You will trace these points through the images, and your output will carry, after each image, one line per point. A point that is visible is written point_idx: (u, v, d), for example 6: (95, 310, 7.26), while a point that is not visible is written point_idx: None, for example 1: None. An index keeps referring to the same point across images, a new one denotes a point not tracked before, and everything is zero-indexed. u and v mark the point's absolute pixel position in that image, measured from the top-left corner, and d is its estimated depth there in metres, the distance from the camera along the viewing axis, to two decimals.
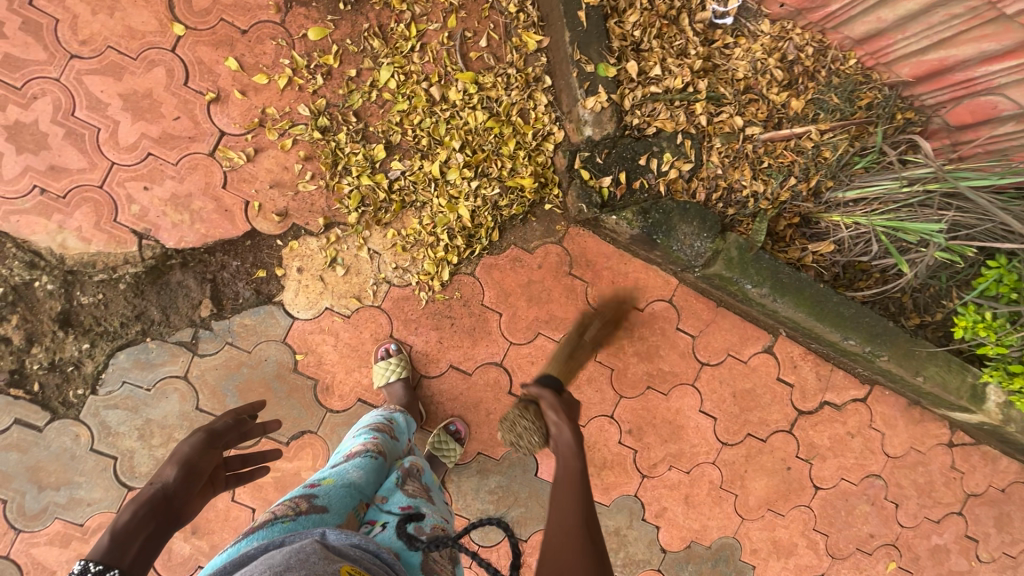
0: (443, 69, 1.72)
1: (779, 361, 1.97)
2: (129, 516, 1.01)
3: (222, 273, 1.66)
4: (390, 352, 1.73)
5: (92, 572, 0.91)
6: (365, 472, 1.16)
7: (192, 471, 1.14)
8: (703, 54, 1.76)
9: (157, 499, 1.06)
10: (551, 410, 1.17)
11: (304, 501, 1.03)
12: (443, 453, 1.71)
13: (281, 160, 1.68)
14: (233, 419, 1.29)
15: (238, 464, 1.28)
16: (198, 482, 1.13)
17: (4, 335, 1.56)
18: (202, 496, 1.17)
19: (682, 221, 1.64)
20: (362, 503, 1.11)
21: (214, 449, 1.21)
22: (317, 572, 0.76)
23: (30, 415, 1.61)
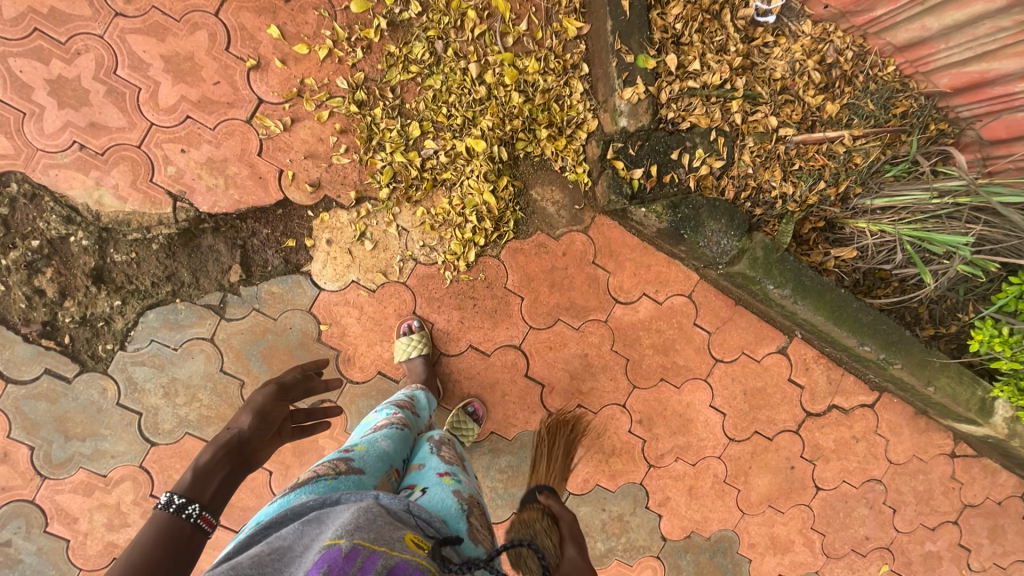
0: (482, 50, 1.72)
1: (791, 363, 2.00)
2: (209, 457, 1.08)
3: (253, 240, 1.69)
4: (412, 328, 1.75)
5: (177, 504, 0.97)
6: (394, 442, 1.19)
7: (262, 420, 1.21)
8: (742, 51, 1.76)
9: (232, 444, 1.13)
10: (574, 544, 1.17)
11: (343, 463, 1.07)
12: (462, 431, 1.72)
13: (316, 132, 1.69)
14: (301, 374, 1.38)
15: (303, 417, 1.34)
16: (268, 430, 1.21)
17: (39, 287, 1.59)
18: (272, 444, 1.23)
19: (711, 218, 1.66)
20: (393, 469, 1.14)
21: (283, 401, 1.28)
22: (383, 537, 0.79)
23: (60, 366, 1.65)
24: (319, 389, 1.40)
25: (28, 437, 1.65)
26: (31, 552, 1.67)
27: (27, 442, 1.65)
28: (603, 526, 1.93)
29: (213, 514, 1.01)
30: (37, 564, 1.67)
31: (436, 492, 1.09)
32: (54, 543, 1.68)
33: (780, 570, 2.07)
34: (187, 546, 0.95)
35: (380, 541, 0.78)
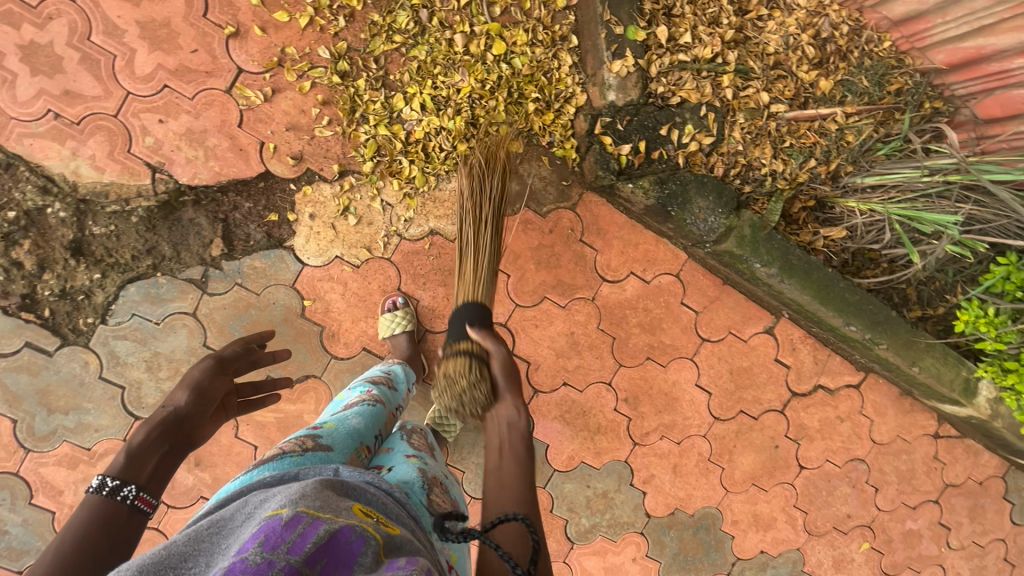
0: (468, 19, 1.67)
1: (778, 343, 1.99)
2: (143, 437, 1.07)
3: (235, 214, 1.66)
4: (396, 305, 1.73)
5: (110, 487, 0.97)
6: (364, 420, 1.21)
7: (202, 398, 1.18)
8: (734, 24, 1.71)
9: (168, 422, 1.11)
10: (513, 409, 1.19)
11: (309, 440, 1.09)
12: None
13: (298, 103, 1.65)
14: (242, 348, 1.35)
15: (249, 390, 1.38)
16: (207, 406, 1.18)
17: (16, 260, 1.56)
18: (213, 421, 1.23)
19: (699, 195, 1.64)
20: (363, 446, 1.16)
21: (223, 376, 1.25)
22: (333, 508, 0.79)
23: (40, 339, 1.63)
24: (264, 361, 1.39)
25: (10, 410, 1.65)
26: (17, 523, 1.68)
27: (9, 415, 1.65)
28: (588, 502, 1.95)
29: (152, 495, 1.02)
30: (23, 535, 1.68)
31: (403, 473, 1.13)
32: (39, 514, 1.69)
33: (762, 547, 2.09)
34: (125, 527, 0.96)
35: (326, 510, 0.78)
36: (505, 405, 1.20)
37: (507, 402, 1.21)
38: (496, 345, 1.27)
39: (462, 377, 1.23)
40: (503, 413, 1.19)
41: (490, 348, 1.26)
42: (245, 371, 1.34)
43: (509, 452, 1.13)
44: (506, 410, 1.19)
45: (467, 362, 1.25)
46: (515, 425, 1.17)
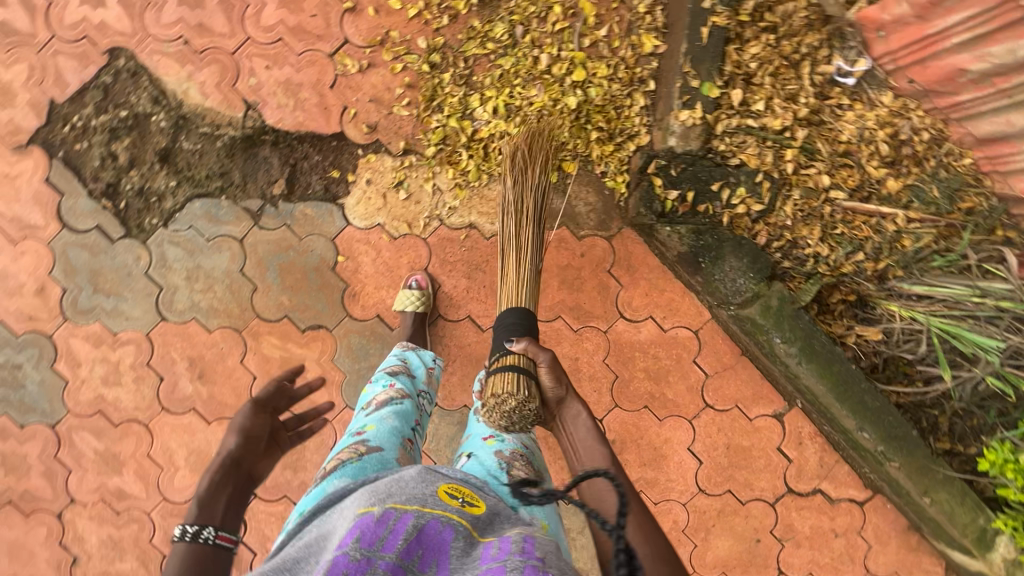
0: (558, 44, 1.79)
1: (785, 432, 1.90)
2: (207, 484, 1.18)
3: (303, 163, 1.82)
4: (417, 284, 1.81)
5: (191, 532, 1.07)
6: (401, 416, 1.33)
7: (248, 441, 1.28)
8: (812, 105, 1.73)
9: (226, 465, 1.22)
10: (559, 384, 1.29)
11: (362, 446, 1.21)
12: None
13: (386, 80, 1.81)
14: (278, 382, 1.42)
15: (295, 422, 1.44)
16: (257, 446, 1.29)
17: (114, 152, 1.78)
18: (269, 455, 1.33)
19: (733, 254, 1.65)
20: (405, 439, 1.29)
21: (263, 412, 1.36)
22: (421, 498, 0.92)
23: (109, 226, 1.82)
24: (303, 390, 1.45)
25: (64, 279, 1.83)
26: (35, 381, 1.85)
27: (62, 283, 1.83)
28: None
29: (230, 533, 1.11)
30: (35, 394, 1.85)
31: (481, 458, 1.26)
32: (55, 379, 1.85)
33: None
34: (216, 562, 1.06)
35: (414, 501, 0.91)
36: (566, 407, 1.28)
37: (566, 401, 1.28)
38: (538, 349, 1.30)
39: (511, 394, 1.26)
40: (568, 412, 1.28)
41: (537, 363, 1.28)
42: (285, 407, 1.43)
43: (583, 447, 1.22)
44: (569, 408, 1.28)
45: (526, 381, 1.28)
46: (582, 420, 1.26)
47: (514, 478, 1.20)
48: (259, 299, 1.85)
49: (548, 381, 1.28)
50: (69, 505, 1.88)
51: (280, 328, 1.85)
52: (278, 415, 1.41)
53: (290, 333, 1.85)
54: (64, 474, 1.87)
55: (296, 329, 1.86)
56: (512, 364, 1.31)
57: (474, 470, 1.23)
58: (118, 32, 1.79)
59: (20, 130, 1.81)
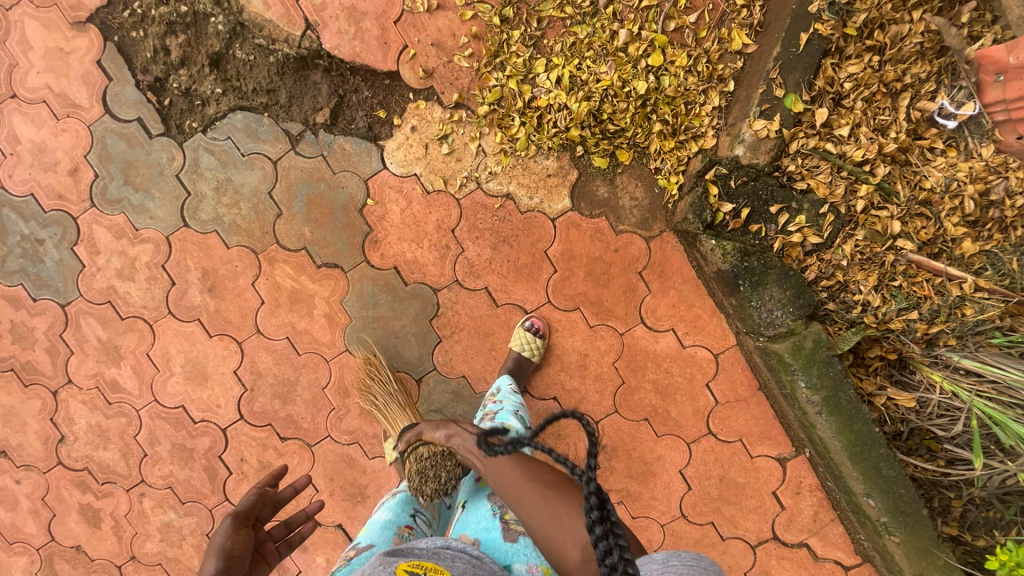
0: (641, 22, 1.66)
1: (784, 478, 1.81)
2: None
3: (352, 96, 1.75)
4: (394, 429, 1.79)
5: None
6: (392, 510, 1.35)
7: (231, 560, 1.24)
8: (902, 141, 1.56)
9: None
10: (442, 429, 1.43)
11: (351, 551, 1.24)
12: (527, 350, 1.73)
13: (453, 26, 1.72)
14: (256, 494, 1.42)
15: (282, 531, 1.45)
16: (240, 565, 1.26)
17: (167, 46, 1.73)
18: (253, 575, 1.31)
19: (777, 284, 1.52)
20: (402, 527, 1.31)
21: (242, 528, 1.33)
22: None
23: (150, 121, 1.80)
24: (288, 495, 1.47)
25: (98, 166, 1.82)
26: (53, 259, 1.86)
27: (95, 169, 1.82)
28: None
29: None
30: (52, 271, 1.87)
31: (476, 511, 1.35)
32: (72, 261, 1.86)
33: None
34: None
35: None
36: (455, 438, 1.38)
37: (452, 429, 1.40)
38: (418, 426, 1.51)
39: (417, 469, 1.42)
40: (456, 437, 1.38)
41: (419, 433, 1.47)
42: (267, 516, 1.42)
43: (481, 459, 1.30)
44: (457, 435, 1.38)
45: (416, 451, 1.47)
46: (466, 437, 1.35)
47: (507, 527, 1.29)
48: (281, 226, 1.82)
49: (433, 432, 1.45)
50: (66, 385, 1.92)
51: (297, 259, 1.83)
52: (260, 524, 1.41)
53: (306, 266, 1.83)
54: (65, 354, 1.91)
55: (311, 263, 1.83)
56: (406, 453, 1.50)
57: (469, 528, 1.32)
58: None
59: (80, 6, 1.76)
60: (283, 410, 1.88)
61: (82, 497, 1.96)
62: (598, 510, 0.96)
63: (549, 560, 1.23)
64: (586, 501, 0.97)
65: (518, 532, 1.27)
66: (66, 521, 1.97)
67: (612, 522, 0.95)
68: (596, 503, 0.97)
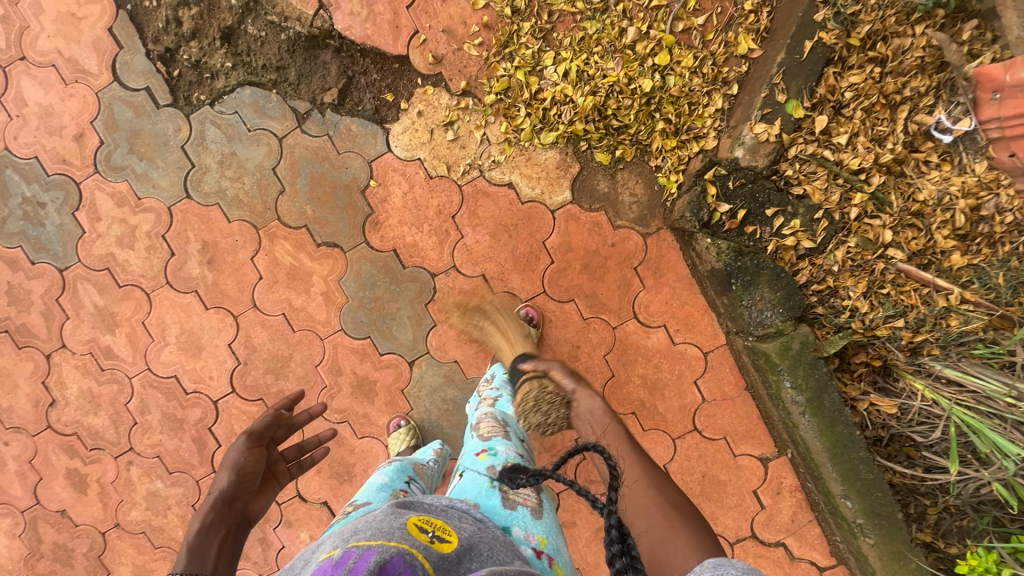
0: (650, 22, 1.68)
1: (766, 478, 1.84)
2: (198, 526, 1.21)
3: (360, 78, 1.77)
4: (398, 425, 1.84)
5: None
6: (388, 475, 1.34)
7: (242, 476, 1.31)
8: (898, 153, 1.59)
9: (219, 505, 1.25)
10: (574, 381, 1.40)
11: (348, 505, 1.24)
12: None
13: (464, 15, 1.73)
14: (273, 417, 1.47)
15: (293, 454, 1.48)
16: (250, 482, 1.31)
17: (179, 18, 1.74)
18: (264, 494, 1.34)
19: (769, 285, 1.54)
20: (398, 490, 1.30)
21: (257, 447, 1.38)
22: (386, 532, 0.91)
23: (158, 91, 1.80)
24: (302, 420, 1.52)
25: (103, 132, 1.83)
26: (54, 224, 1.87)
27: (101, 136, 1.83)
28: None
29: None
30: (52, 235, 1.88)
31: (472, 478, 1.29)
32: (73, 227, 1.87)
33: None
34: None
35: (378, 538, 0.90)
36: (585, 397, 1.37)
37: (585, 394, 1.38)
38: (550, 363, 1.46)
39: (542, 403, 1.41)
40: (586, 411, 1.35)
41: (549, 366, 1.43)
42: (281, 436, 1.46)
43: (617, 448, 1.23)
44: (585, 398, 1.37)
45: (539, 380, 1.43)
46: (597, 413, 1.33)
47: (507, 495, 1.23)
48: (283, 203, 1.83)
49: (563, 377, 1.41)
50: (59, 349, 1.93)
51: (297, 236, 1.84)
52: (275, 445, 1.44)
53: (305, 244, 1.84)
54: (61, 318, 1.91)
55: (311, 242, 1.85)
56: (531, 374, 1.46)
57: (466, 494, 1.26)
58: None
59: None
60: (275, 385, 1.90)
61: (69, 462, 1.97)
62: (621, 545, 0.89)
63: (545, 531, 1.19)
64: (607, 535, 0.90)
65: (518, 502, 1.22)
66: (53, 485, 1.98)
67: (632, 556, 0.90)
68: (617, 537, 0.90)
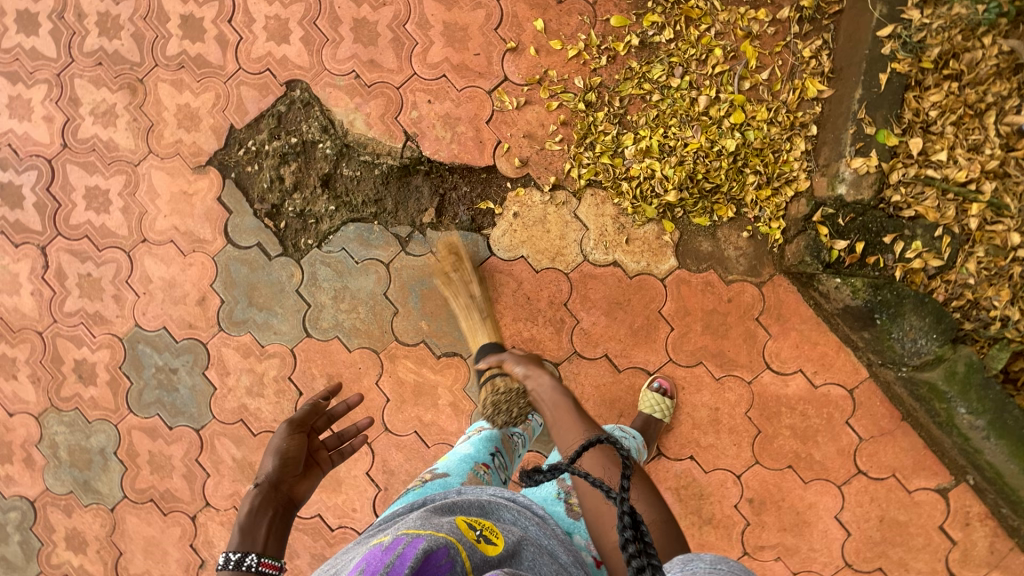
0: (717, 86, 1.77)
1: (949, 510, 1.72)
2: (248, 508, 1.23)
3: (452, 193, 1.87)
4: None
5: (234, 560, 1.14)
6: (472, 445, 1.40)
7: (286, 461, 1.32)
8: (999, 157, 1.59)
9: (266, 489, 1.26)
10: (522, 366, 1.46)
11: (428, 474, 1.32)
12: (658, 412, 1.74)
13: (540, 117, 1.84)
14: (310, 405, 1.46)
15: (333, 442, 1.47)
16: (294, 468, 1.32)
17: (281, 175, 1.89)
18: (307, 478, 1.36)
19: (915, 313, 1.51)
20: (478, 464, 1.34)
21: (298, 434, 1.38)
22: (435, 524, 0.96)
23: (268, 244, 1.92)
24: (337, 407, 1.51)
25: (224, 291, 1.94)
26: (187, 386, 1.95)
27: (221, 296, 1.94)
28: None
29: (273, 558, 1.19)
30: (186, 398, 1.95)
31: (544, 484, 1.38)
32: (204, 386, 1.95)
33: None
34: None
35: (425, 528, 0.96)
36: (534, 377, 1.44)
37: (526, 372, 1.45)
38: (499, 355, 1.55)
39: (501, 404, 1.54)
40: (537, 382, 1.42)
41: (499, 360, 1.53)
42: (321, 426, 1.47)
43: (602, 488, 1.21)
44: (531, 380, 1.44)
45: (493, 382, 1.58)
46: (544, 386, 1.40)
47: (570, 506, 1.32)
48: (399, 323, 1.89)
49: (513, 365, 1.49)
50: (204, 508, 1.95)
51: (416, 353, 1.89)
52: (315, 435, 1.45)
53: (426, 358, 1.88)
54: (202, 478, 1.95)
55: (431, 355, 1.89)
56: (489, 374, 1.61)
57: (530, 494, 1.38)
58: (298, 66, 1.90)
59: (200, 152, 1.94)
60: None
61: None
62: (633, 530, 0.82)
63: None
64: (619, 522, 0.83)
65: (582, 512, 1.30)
66: None
67: (646, 542, 0.82)
68: (630, 522, 0.83)
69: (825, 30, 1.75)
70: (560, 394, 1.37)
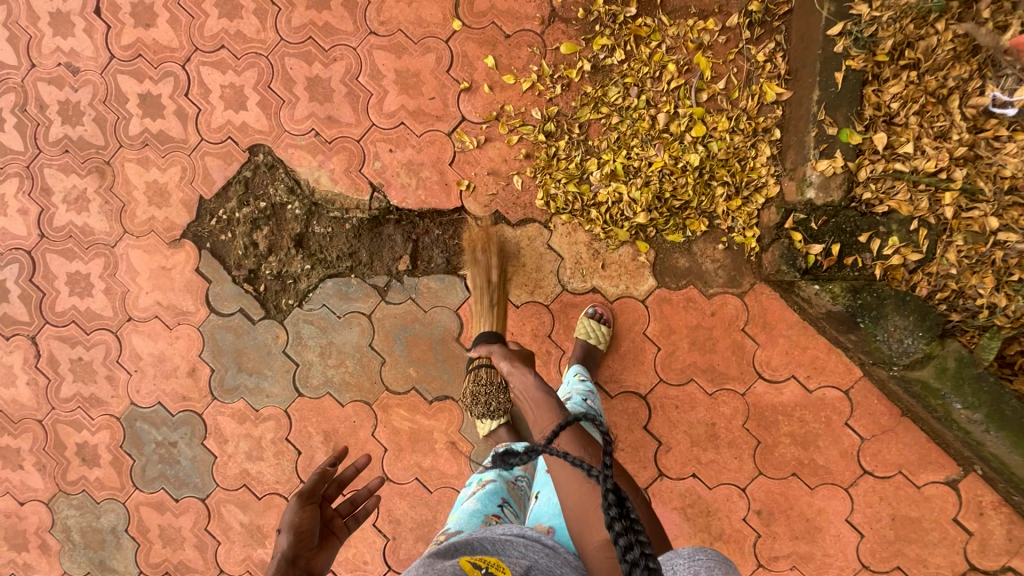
0: (674, 101, 1.75)
1: (961, 502, 1.69)
2: None
3: (424, 238, 1.86)
4: None
5: None
6: (479, 500, 1.39)
7: (300, 534, 1.27)
8: (967, 142, 1.56)
9: (281, 565, 1.19)
10: (507, 363, 1.46)
11: (441, 535, 1.30)
12: (593, 336, 1.74)
13: (503, 153, 1.84)
14: (319, 472, 1.45)
15: (347, 506, 1.45)
16: (309, 539, 1.27)
17: (255, 241, 1.90)
18: (326, 548, 1.31)
19: (898, 313, 1.49)
20: (489, 515, 1.33)
21: (309, 504, 1.36)
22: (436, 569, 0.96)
23: (251, 309, 1.94)
24: (347, 472, 1.48)
25: (212, 360, 1.96)
26: (187, 458, 1.97)
27: (211, 364, 1.96)
28: None
29: None
30: (189, 469, 1.97)
31: (547, 500, 1.37)
32: (205, 455, 1.96)
33: None
34: None
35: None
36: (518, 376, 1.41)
37: (514, 370, 1.43)
38: (489, 346, 1.57)
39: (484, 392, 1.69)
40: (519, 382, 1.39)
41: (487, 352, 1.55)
42: (334, 493, 1.45)
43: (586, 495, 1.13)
44: (516, 379, 1.40)
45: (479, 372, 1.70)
46: (527, 386, 1.37)
47: None
48: (387, 372, 1.90)
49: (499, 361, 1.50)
50: None
51: (408, 400, 1.89)
52: (327, 502, 1.42)
53: (418, 404, 1.88)
54: (213, 546, 1.97)
55: (423, 400, 1.89)
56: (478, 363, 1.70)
57: (543, 518, 1.32)
58: (258, 130, 1.91)
59: (174, 227, 1.96)
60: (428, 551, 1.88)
61: None
62: (617, 508, 0.93)
63: None
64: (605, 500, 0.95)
65: None
66: None
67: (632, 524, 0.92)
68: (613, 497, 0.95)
69: (777, 32, 1.73)
70: (541, 393, 1.33)
